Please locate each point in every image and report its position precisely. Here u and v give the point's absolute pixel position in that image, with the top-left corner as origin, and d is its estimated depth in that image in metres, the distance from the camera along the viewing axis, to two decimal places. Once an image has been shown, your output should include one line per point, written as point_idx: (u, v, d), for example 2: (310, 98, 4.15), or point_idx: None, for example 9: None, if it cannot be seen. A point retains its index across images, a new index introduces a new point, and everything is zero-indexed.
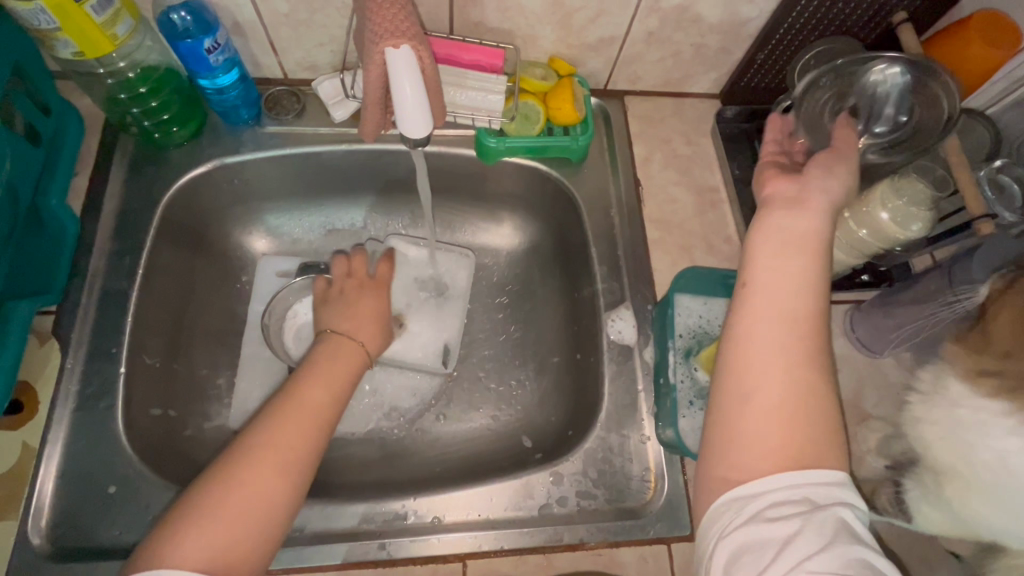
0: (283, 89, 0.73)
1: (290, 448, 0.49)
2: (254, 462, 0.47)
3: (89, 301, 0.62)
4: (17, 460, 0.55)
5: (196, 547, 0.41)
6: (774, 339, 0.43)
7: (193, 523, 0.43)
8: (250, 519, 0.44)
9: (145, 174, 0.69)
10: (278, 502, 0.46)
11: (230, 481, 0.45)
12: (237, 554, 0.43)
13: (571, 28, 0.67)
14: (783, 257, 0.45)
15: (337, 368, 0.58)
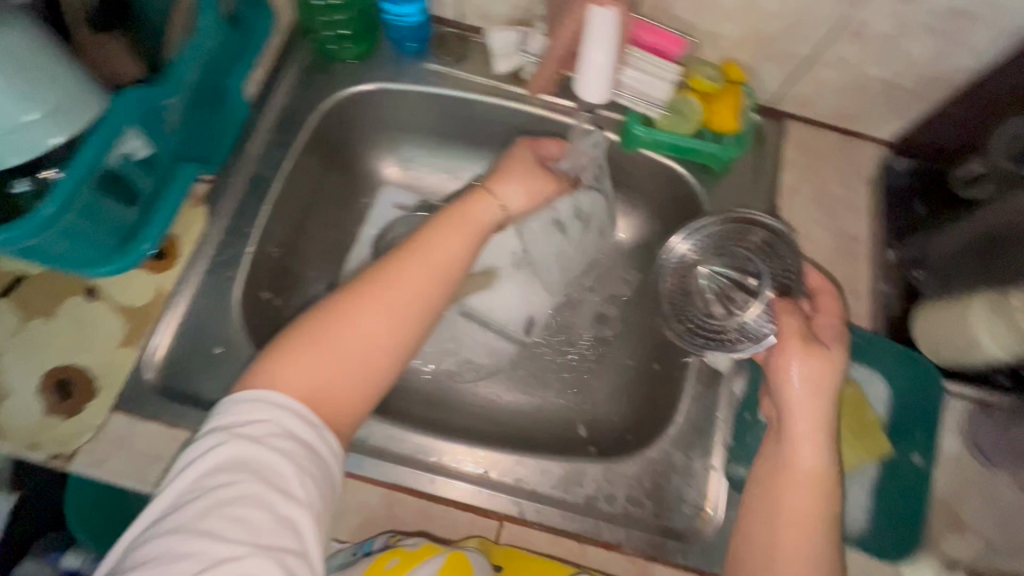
0: (453, 32, 0.76)
1: (405, 295, 0.51)
2: (363, 306, 0.49)
3: (240, 180, 0.68)
4: (151, 299, 0.61)
5: (301, 373, 0.45)
6: (803, 499, 0.49)
7: (299, 350, 0.46)
8: (349, 364, 0.47)
9: (313, 80, 0.73)
10: (380, 352, 0.49)
11: (342, 318, 0.48)
12: (335, 393, 0.46)
13: (757, 34, 0.64)
14: (788, 473, 0.50)
15: (469, 230, 0.58)
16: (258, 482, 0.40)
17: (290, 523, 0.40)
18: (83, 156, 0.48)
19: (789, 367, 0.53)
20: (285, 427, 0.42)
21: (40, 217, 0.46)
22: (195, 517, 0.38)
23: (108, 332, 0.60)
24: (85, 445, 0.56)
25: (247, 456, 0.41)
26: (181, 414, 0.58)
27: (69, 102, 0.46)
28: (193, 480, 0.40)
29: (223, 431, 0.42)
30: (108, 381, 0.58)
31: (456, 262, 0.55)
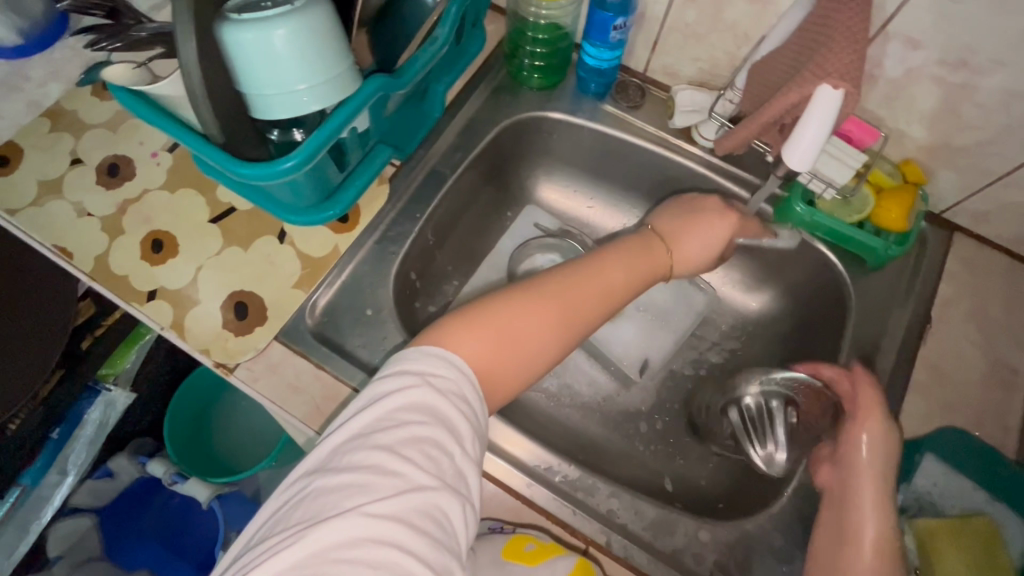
0: (635, 81, 0.81)
1: (566, 310, 0.55)
2: (543, 304, 0.54)
3: (420, 169, 0.76)
4: (327, 253, 0.69)
5: (473, 349, 0.49)
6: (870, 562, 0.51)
7: (473, 328, 0.51)
8: (522, 351, 0.52)
9: (501, 99, 0.81)
10: (545, 348, 0.54)
11: (522, 309, 0.53)
12: (497, 376, 0.50)
13: (949, 141, 0.64)
14: (858, 480, 0.55)
15: (640, 267, 0.63)
16: (442, 430, 0.44)
17: (460, 476, 0.44)
18: (333, 122, 0.56)
19: (865, 395, 0.59)
20: (464, 390, 0.47)
21: (280, 168, 0.55)
22: (387, 445, 0.42)
23: (286, 273, 0.68)
24: (245, 363, 0.63)
25: (436, 404, 0.45)
26: (327, 358, 0.64)
27: (335, 79, 0.55)
28: (384, 411, 0.44)
29: (414, 376, 0.46)
30: (277, 313, 0.66)
31: (620, 291, 0.61)
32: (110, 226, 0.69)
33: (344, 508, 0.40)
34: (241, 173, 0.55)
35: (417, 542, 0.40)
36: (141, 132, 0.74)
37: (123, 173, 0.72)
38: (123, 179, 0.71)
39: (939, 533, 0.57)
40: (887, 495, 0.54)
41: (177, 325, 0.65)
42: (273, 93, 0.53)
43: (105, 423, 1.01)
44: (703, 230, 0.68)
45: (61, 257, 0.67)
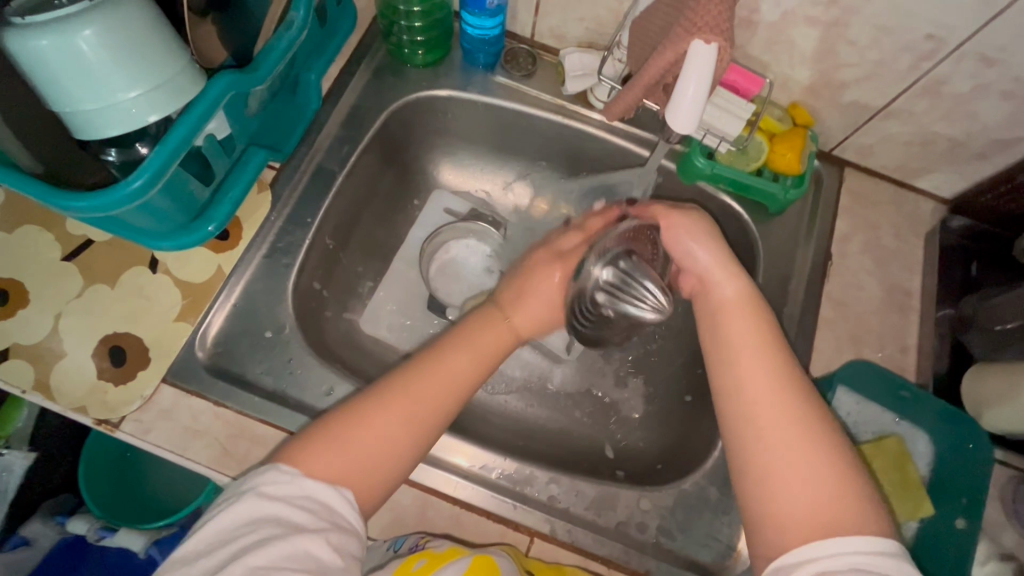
0: (524, 48, 0.77)
1: (417, 395, 0.52)
2: (395, 405, 0.51)
3: (305, 170, 0.69)
4: (210, 277, 0.62)
5: (320, 470, 0.47)
6: (762, 400, 0.48)
7: (320, 450, 0.48)
8: (377, 455, 0.49)
9: (384, 81, 0.75)
10: (404, 453, 0.50)
11: (372, 418, 0.50)
12: (359, 488, 0.48)
13: (830, 80, 0.65)
14: (722, 314, 0.53)
15: (500, 339, 0.59)
16: (279, 524, 0.42)
17: (315, 553, 0.42)
18: (176, 132, 0.48)
19: (679, 236, 0.57)
20: (301, 480, 0.45)
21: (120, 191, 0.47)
22: (224, 563, 0.41)
23: (165, 305, 0.60)
24: (132, 414, 0.57)
25: (268, 510, 0.43)
26: (227, 393, 0.58)
27: (171, 82, 0.48)
28: (212, 534, 0.42)
29: (243, 491, 0.44)
30: (160, 352, 0.59)
31: (485, 357, 0.58)
32: None
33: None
34: (74, 203, 0.46)
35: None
36: None
37: None
38: None
39: (857, 462, 0.58)
40: (768, 335, 0.51)
41: (41, 385, 0.56)
42: (95, 105, 0.45)
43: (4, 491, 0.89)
44: (540, 293, 0.62)
45: None
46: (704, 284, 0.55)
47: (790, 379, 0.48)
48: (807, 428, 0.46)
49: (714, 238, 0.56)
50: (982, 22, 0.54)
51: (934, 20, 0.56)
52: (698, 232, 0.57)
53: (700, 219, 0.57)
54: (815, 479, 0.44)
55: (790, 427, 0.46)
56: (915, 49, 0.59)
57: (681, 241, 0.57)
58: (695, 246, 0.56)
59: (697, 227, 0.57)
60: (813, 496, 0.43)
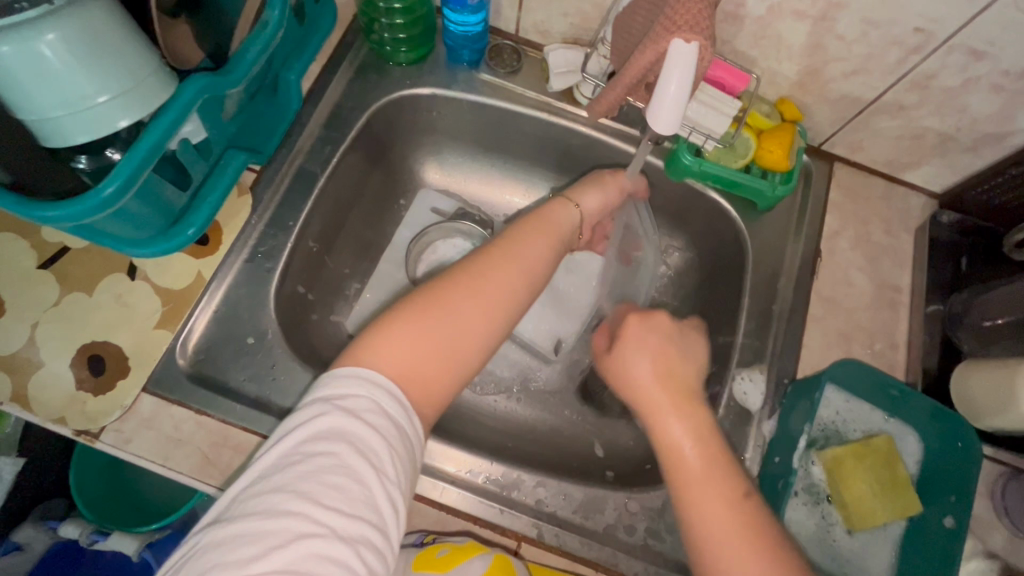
0: (509, 44, 0.76)
1: (493, 294, 0.51)
2: (470, 293, 0.50)
3: (286, 172, 0.68)
4: (190, 283, 0.61)
5: (394, 355, 0.46)
6: (725, 551, 0.44)
7: (397, 331, 0.47)
8: (450, 355, 0.48)
9: (366, 79, 0.74)
10: (479, 339, 0.50)
11: (449, 297, 0.50)
12: (428, 383, 0.47)
13: (818, 74, 0.64)
14: (675, 457, 0.48)
15: (557, 228, 0.60)
16: (356, 456, 0.40)
17: (385, 500, 0.41)
18: (146, 139, 0.47)
19: (627, 352, 0.54)
20: (383, 404, 0.43)
21: (86, 200, 0.46)
22: (292, 484, 0.39)
23: (145, 313, 0.60)
24: (113, 424, 0.56)
25: (346, 427, 0.41)
26: (209, 401, 0.58)
27: (141, 88, 0.46)
28: (287, 447, 0.41)
29: (322, 403, 0.43)
30: (139, 361, 0.58)
31: (549, 260, 0.58)
32: None
33: (270, 533, 0.37)
34: (45, 214, 0.45)
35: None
36: None
37: None
38: None
39: (846, 461, 0.59)
40: (721, 465, 0.47)
41: (19, 397, 0.55)
42: (60, 111, 0.44)
43: None
44: (593, 185, 0.66)
45: None
46: (648, 413, 0.52)
47: (747, 497, 0.45)
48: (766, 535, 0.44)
49: (658, 353, 0.54)
50: (970, 15, 0.53)
51: (922, 13, 0.55)
52: (649, 357, 0.54)
53: (652, 341, 0.55)
54: None
55: None
56: (903, 42, 0.58)
57: (624, 361, 0.54)
58: (635, 360, 0.54)
59: (643, 345, 0.54)
60: None
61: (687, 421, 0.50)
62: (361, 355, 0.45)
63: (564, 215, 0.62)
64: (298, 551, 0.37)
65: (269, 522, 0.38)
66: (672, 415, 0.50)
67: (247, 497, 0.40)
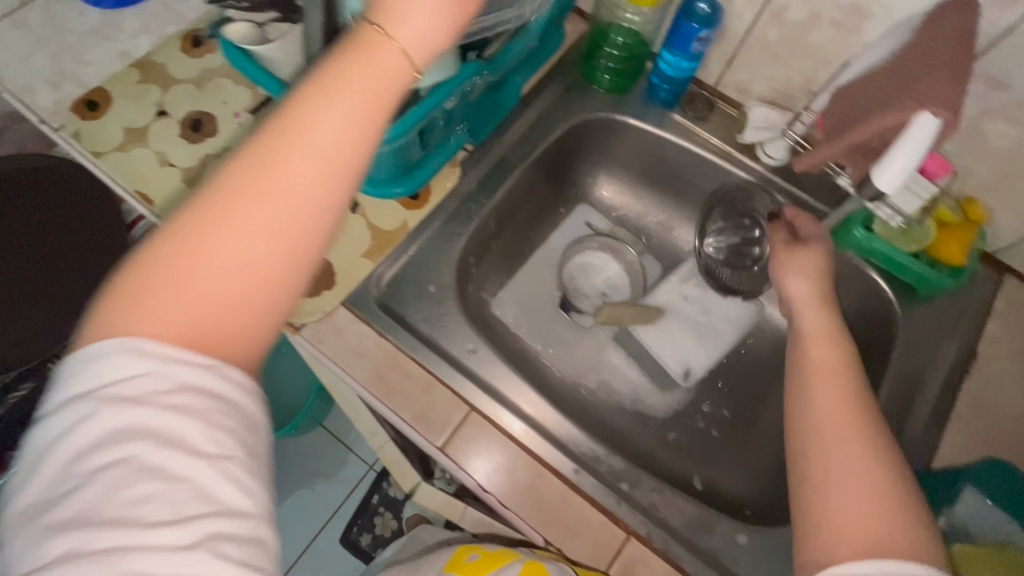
0: (704, 94, 0.83)
1: (273, 207, 0.36)
2: (235, 198, 0.36)
3: (490, 158, 0.78)
4: (396, 228, 0.71)
5: (146, 326, 0.35)
6: (833, 426, 0.48)
7: (139, 294, 0.35)
8: (232, 303, 0.37)
9: (571, 97, 0.83)
10: (270, 276, 0.37)
11: (208, 237, 0.36)
12: (202, 335, 0.36)
13: (1015, 183, 0.66)
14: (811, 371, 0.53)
15: (377, 93, 0.39)
16: (167, 449, 0.34)
17: (219, 483, 0.35)
18: (424, 104, 0.58)
19: (796, 277, 0.63)
20: (179, 380, 0.35)
21: (388, 131, 0.57)
22: (87, 508, 0.32)
23: (357, 242, 0.70)
24: (312, 323, 0.65)
25: (139, 419, 0.34)
26: (390, 327, 0.66)
27: (435, 65, 0.57)
28: (59, 466, 0.33)
29: (80, 398, 0.34)
30: (345, 279, 0.67)
31: (355, 154, 0.38)
32: (190, 178, 0.71)
33: (77, 570, 0.31)
34: None
35: (198, 565, 0.33)
36: (225, 93, 0.76)
37: (205, 130, 0.74)
38: (205, 134, 0.74)
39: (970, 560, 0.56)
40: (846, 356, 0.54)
41: None
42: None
43: None
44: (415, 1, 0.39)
45: (145, 204, 0.70)
46: (799, 303, 0.61)
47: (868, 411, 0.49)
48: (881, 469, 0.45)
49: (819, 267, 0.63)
50: None
51: None
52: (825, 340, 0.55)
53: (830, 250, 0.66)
54: (879, 512, 0.43)
55: (865, 467, 0.45)
56: None
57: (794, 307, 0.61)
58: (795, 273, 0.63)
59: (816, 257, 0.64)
60: (863, 512, 0.43)
61: (818, 290, 0.61)
62: (101, 327, 0.35)
63: (361, 77, 0.38)
64: (137, 555, 0.32)
65: (73, 558, 0.31)
66: (817, 308, 0.59)
67: (31, 543, 0.32)
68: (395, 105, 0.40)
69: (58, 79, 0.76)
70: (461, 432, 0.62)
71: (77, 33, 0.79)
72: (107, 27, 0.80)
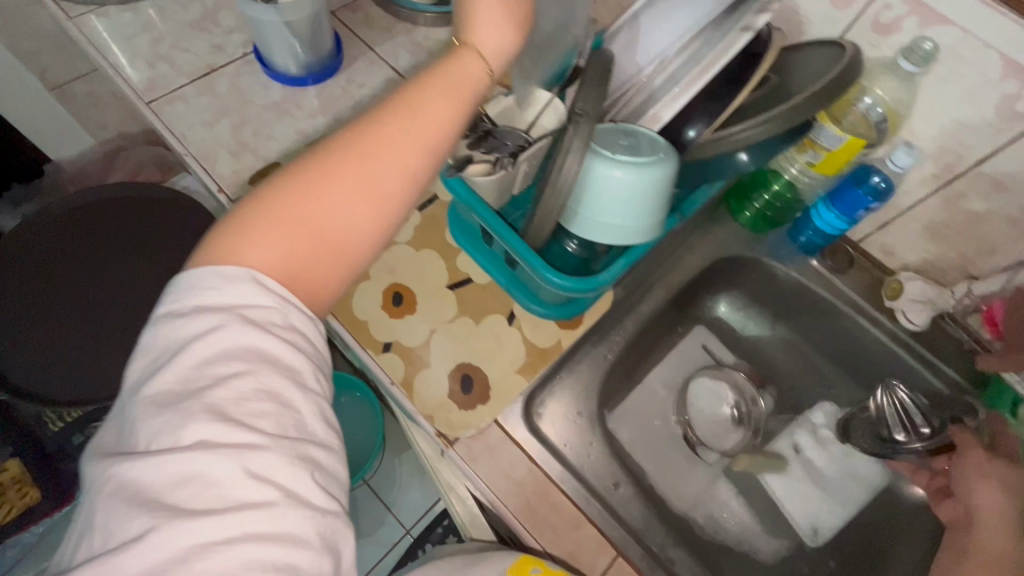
0: (847, 248, 0.85)
1: (378, 164, 0.42)
2: (363, 171, 0.42)
3: (637, 284, 0.80)
4: (551, 346, 0.71)
5: (272, 260, 0.40)
6: None
7: (255, 222, 0.40)
8: (345, 255, 0.42)
9: (714, 233, 0.86)
10: (367, 231, 0.43)
11: (319, 180, 0.41)
12: (311, 285, 0.41)
13: None
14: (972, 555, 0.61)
15: (459, 92, 0.46)
16: (273, 373, 0.37)
17: (311, 421, 0.39)
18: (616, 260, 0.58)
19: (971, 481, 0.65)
20: (292, 319, 0.39)
21: (601, 281, 0.59)
22: (217, 425, 0.35)
23: (513, 356, 0.70)
24: (465, 437, 0.66)
25: (252, 340, 0.37)
26: (540, 453, 0.66)
27: (637, 229, 0.57)
28: (189, 380, 0.36)
29: (208, 309, 0.38)
30: (500, 394, 0.68)
31: (443, 134, 0.45)
32: None
33: (201, 457, 0.34)
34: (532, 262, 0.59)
35: (298, 487, 0.36)
36: None
37: None
38: None
39: None
40: None
41: (406, 383, 0.67)
42: (610, 222, 0.56)
43: None
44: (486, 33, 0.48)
45: None
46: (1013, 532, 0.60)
47: None
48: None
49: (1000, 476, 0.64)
50: None
51: None
52: (997, 525, 0.62)
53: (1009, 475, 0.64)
54: None
55: None
56: None
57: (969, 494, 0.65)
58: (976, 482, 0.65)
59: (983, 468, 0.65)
60: None
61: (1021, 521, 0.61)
62: (230, 249, 0.39)
63: (452, 77, 0.46)
64: (246, 458, 0.35)
65: (194, 453, 0.34)
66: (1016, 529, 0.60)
67: (153, 434, 0.35)
68: (474, 99, 0.48)
69: (240, 151, 0.79)
70: None
71: (258, 105, 0.83)
72: (286, 102, 0.84)
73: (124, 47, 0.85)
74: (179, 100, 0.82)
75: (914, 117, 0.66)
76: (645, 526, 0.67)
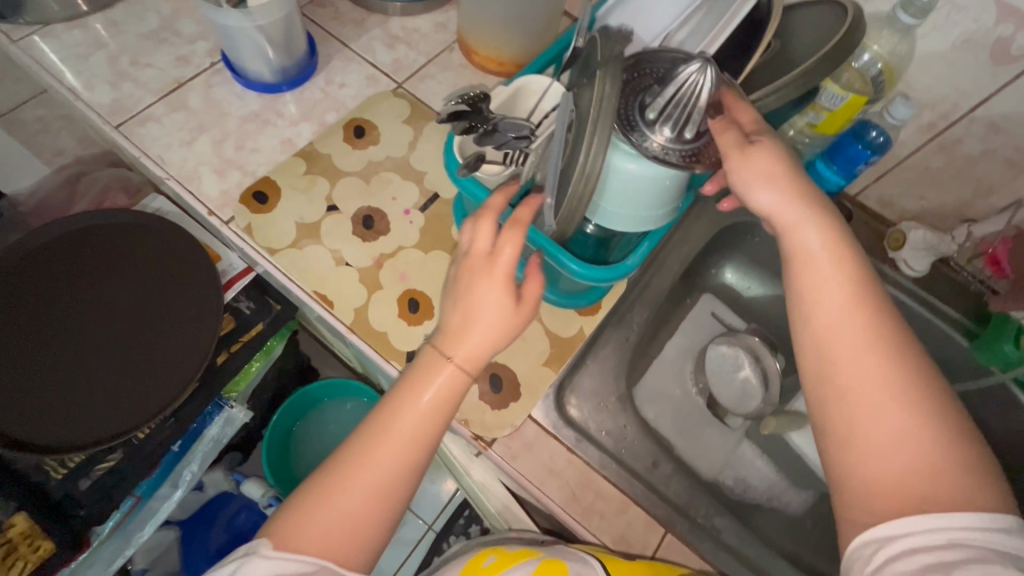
0: (846, 203, 0.85)
1: (374, 477, 0.45)
2: (360, 486, 0.45)
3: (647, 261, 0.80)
4: (573, 335, 0.70)
5: (315, 537, 0.44)
6: (857, 383, 0.45)
7: (296, 515, 0.45)
8: (359, 540, 0.45)
9: (716, 199, 0.86)
10: (369, 531, 0.45)
11: (327, 500, 0.45)
12: (344, 555, 0.44)
13: None
14: (810, 277, 0.50)
15: (448, 397, 0.48)
16: None
17: None
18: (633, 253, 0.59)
19: (759, 187, 0.52)
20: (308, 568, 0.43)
21: (628, 267, 0.59)
22: None
23: (537, 351, 0.69)
24: (502, 437, 0.65)
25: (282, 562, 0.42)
26: (579, 442, 0.66)
27: (650, 215, 0.57)
28: None
29: (247, 550, 0.44)
30: (531, 389, 0.67)
31: (450, 408, 0.48)
32: (367, 280, 0.71)
33: None
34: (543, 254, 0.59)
35: None
36: (394, 188, 0.76)
37: (377, 228, 0.74)
38: (377, 232, 0.74)
39: None
40: (868, 319, 0.47)
41: None
42: (623, 212, 0.56)
43: (219, 440, 1.08)
44: (485, 287, 0.48)
45: (323, 304, 0.69)
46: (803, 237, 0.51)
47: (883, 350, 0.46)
48: (916, 439, 0.43)
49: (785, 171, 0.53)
50: None
51: None
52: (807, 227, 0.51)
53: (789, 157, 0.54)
54: (937, 463, 0.42)
55: (907, 416, 0.43)
56: None
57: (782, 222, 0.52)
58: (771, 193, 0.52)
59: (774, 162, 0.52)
60: (899, 469, 0.42)
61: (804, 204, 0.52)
62: (285, 526, 0.45)
63: (480, 315, 0.48)
64: None
65: None
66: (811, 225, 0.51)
67: None
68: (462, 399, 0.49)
69: (224, 168, 0.75)
70: (659, 555, 0.63)
71: (236, 117, 0.79)
72: (266, 111, 0.80)
73: (79, 68, 0.79)
74: (150, 121, 0.77)
75: (911, 69, 0.67)
76: (687, 500, 0.68)
